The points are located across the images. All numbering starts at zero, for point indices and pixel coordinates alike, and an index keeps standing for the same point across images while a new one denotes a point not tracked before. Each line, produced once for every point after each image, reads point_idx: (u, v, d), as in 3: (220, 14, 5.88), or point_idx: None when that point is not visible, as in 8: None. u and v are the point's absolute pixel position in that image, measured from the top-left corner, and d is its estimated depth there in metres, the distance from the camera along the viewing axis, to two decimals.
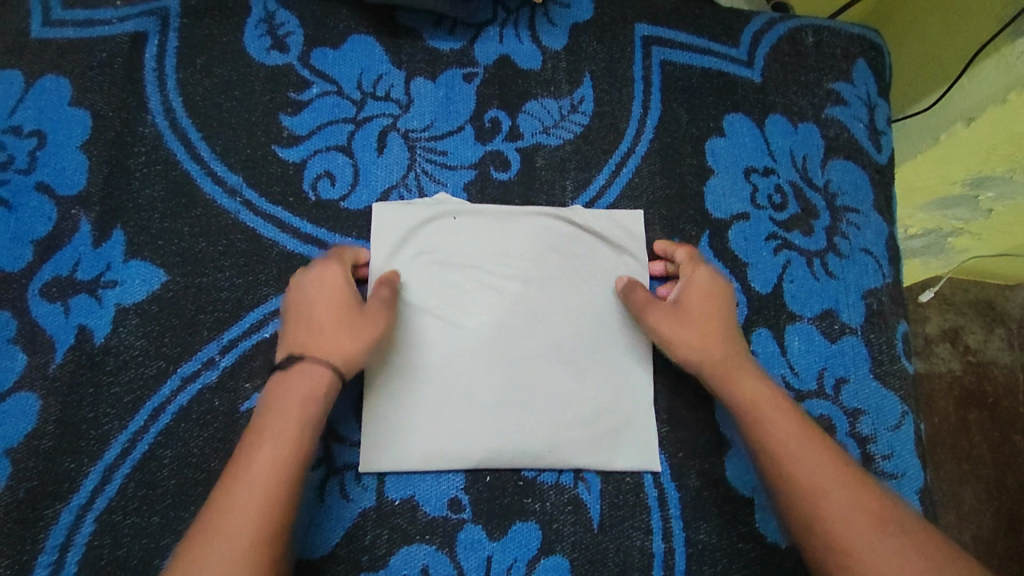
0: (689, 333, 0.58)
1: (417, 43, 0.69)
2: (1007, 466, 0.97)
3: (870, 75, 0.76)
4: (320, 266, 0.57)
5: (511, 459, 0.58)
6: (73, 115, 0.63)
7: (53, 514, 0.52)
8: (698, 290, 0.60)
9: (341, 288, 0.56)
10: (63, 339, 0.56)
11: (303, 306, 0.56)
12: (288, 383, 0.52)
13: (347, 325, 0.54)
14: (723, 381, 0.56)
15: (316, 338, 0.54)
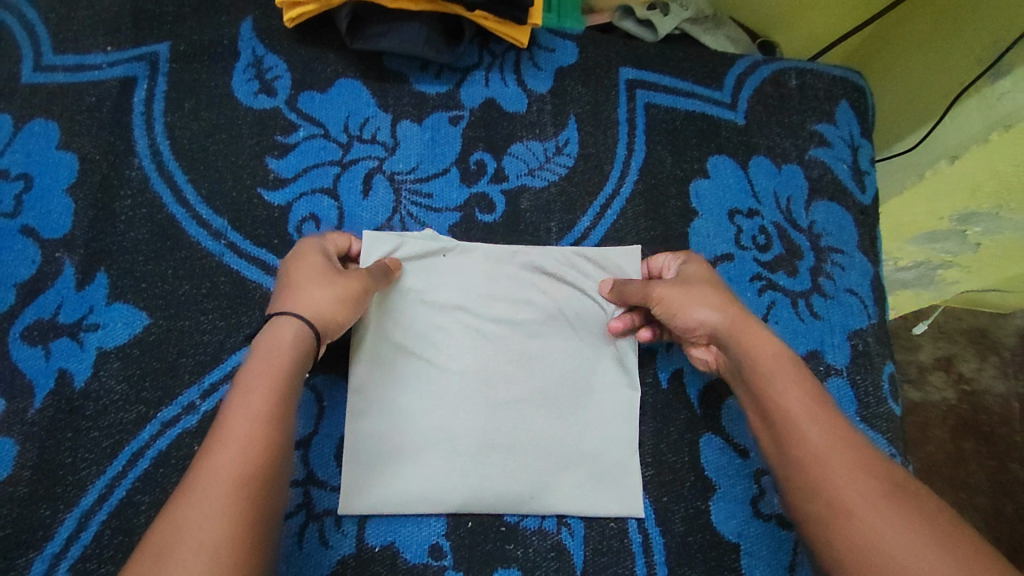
0: (697, 296, 0.57)
1: (404, 86, 0.70)
2: (1005, 496, 0.98)
3: (852, 117, 0.77)
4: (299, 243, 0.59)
5: (493, 504, 0.57)
6: (61, 159, 0.64)
7: (25, 563, 0.51)
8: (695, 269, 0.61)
9: (326, 257, 0.58)
10: (43, 383, 0.56)
11: (286, 274, 0.56)
12: (275, 331, 0.51)
13: (334, 281, 0.55)
14: (736, 339, 0.55)
15: (301, 290, 0.54)
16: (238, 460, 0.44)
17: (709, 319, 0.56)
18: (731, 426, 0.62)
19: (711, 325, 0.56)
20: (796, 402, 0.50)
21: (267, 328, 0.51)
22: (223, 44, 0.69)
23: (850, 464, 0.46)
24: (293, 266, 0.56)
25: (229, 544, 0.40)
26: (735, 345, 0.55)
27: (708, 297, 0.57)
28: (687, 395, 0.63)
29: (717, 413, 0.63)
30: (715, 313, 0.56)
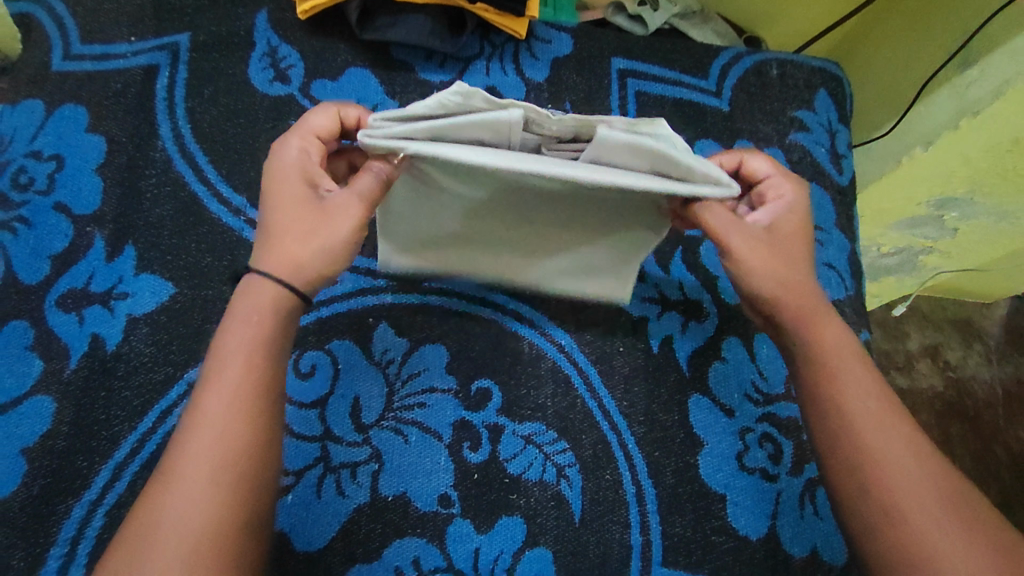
0: (777, 267, 0.56)
1: (410, 75, 0.75)
2: (991, 478, 1.04)
3: (830, 104, 0.82)
4: (280, 153, 0.54)
5: (508, 283, 0.68)
6: (89, 141, 0.68)
7: (65, 509, 0.55)
8: (790, 224, 0.59)
9: (298, 178, 0.53)
10: (77, 346, 0.60)
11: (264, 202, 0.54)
12: (243, 291, 0.51)
13: (302, 220, 0.51)
14: (806, 327, 0.56)
15: (271, 236, 0.51)
16: (217, 448, 0.45)
17: (798, 284, 0.57)
18: (717, 388, 0.68)
19: (796, 288, 0.56)
20: (862, 400, 0.52)
21: (240, 284, 0.51)
22: (240, 35, 0.74)
23: (913, 472, 0.49)
24: (267, 196, 0.53)
25: (209, 537, 0.43)
26: (800, 322, 0.56)
27: (801, 274, 0.57)
28: (676, 359, 0.68)
29: (704, 376, 0.68)
30: (806, 284, 0.57)
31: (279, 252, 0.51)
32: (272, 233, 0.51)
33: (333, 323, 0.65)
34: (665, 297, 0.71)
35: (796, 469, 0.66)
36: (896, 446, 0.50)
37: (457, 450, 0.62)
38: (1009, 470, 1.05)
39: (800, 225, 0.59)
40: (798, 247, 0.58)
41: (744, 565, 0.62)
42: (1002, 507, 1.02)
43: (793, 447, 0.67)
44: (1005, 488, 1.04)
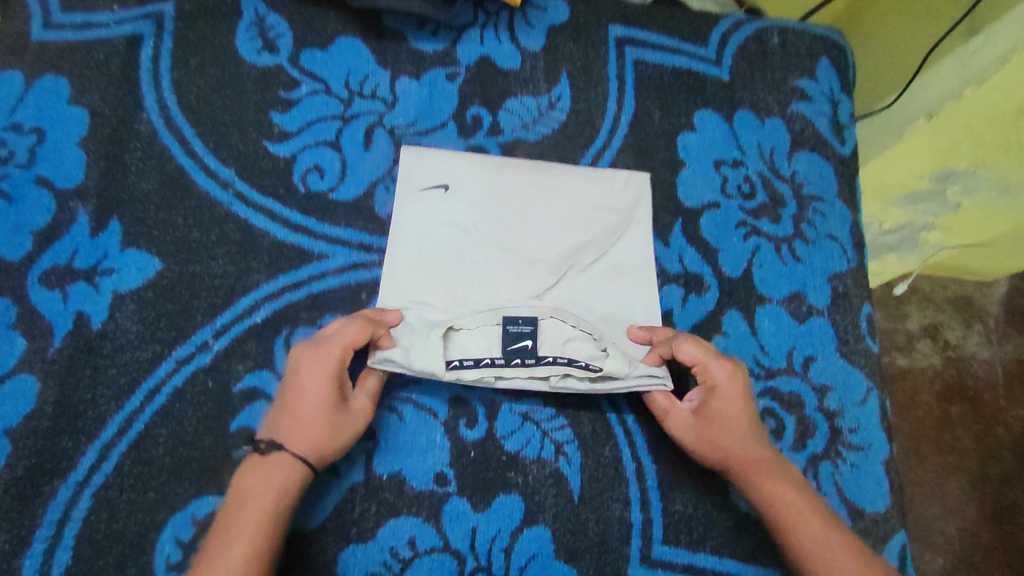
0: (724, 439, 0.58)
1: (402, 44, 0.73)
2: (991, 459, 0.98)
3: (833, 73, 0.80)
4: (316, 356, 0.55)
5: None
6: (71, 113, 0.66)
7: (51, 490, 0.54)
8: (722, 404, 0.59)
9: (334, 381, 0.55)
10: (62, 324, 0.59)
11: (288, 396, 0.55)
12: (269, 468, 0.52)
13: (334, 420, 0.54)
14: (755, 486, 0.57)
15: (301, 428, 0.53)
16: None
17: (732, 454, 0.58)
18: None
19: (733, 455, 0.58)
20: (828, 551, 0.52)
21: (266, 460, 0.53)
22: (226, 3, 0.71)
23: None
24: (295, 393, 0.54)
25: None
26: (745, 478, 0.57)
27: (749, 442, 0.58)
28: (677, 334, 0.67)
29: None
30: (740, 448, 0.58)
31: (310, 445, 0.53)
32: (300, 422, 0.53)
33: (325, 299, 0.63)
34: (665, 271, 0.69)
35: (798, 444, 0.65)
36: None
37: (454, 428, 0.61)
38: (1010, 450, 0.98)
39: (736, 401, 0.59)
40: (735, 411, 0.58)
41: (745, 542, 0.61)
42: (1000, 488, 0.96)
43: (794, 423, 0.66)
44: (1006, 468, 0.98)
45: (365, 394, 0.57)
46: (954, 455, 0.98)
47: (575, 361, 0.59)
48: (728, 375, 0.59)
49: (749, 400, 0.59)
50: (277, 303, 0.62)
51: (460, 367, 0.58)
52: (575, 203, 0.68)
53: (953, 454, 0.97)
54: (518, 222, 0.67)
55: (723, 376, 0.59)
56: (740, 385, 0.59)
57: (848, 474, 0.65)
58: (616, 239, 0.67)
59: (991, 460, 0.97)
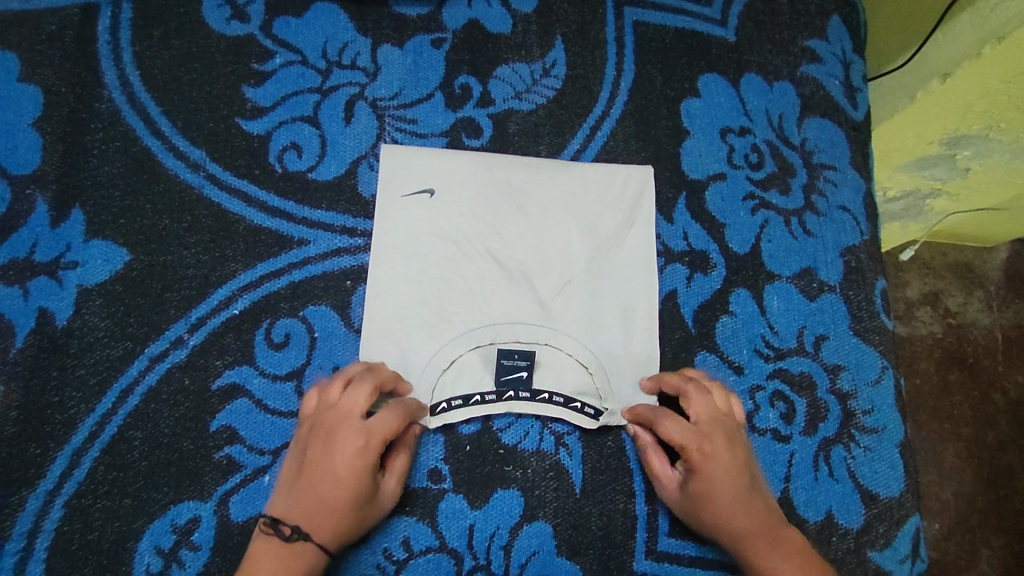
0: (716, 501, 0.53)
1: (383, 9, 0.67)
2: (988, 425, 0.92)
3: (845, 32, 0.74)
4: (353, 440, 0.51)
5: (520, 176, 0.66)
6: (23, 92, 0.61)
7: (19, 501, 0.51)
8: (709, 478, 0.53)
9: (370, 471, 0.51)
10: (23, 323, 0.55)
11: (318, 479, 0.50)
12: (288, 555, 0.48)
13: (364, 509, 0.51)
14: (744, 549, 0.52)
15: (329, 514, 0.49)
16: None
17: (722, 531, 0.53)
18: (726, 344, 0.63)
19: (724, 533, 0.53)
20: None
21: (289, 548, 0.48)
22: None
23: None
24: (327, 474, 0.50)
25: None
26: (740, 553, 0.52)
27: (735, 515, 0.52)
28: (682, 316, 0.63)
29: (711, 332, 0.63)
30: (728, 522, 0.53)
31: (335, 535, 0.49)
32: (331, 508, 0.49)
33: (307, 288, 0.59)
34: (669, 249, 0.64)
35: (810, 429, 0.62)
36: None
37: (448, 422, 0.58)
38: (1009, 416, 0.93)
39: (723, 472, 0.53)
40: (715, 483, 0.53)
41: None
42: (995, 454, 0.91)
43: (805, 406, 0.62)
44: (1003, 435, 0.92)
45: (396, 477, 0.53)
46: (951, 423, 0.92)
47: (570, 402, 0.59)
48: (712, 445, 0.54)
49: (740, 469, 0.54)
50: (256, 293, 0.58)
51: (447, 408, 0.57)
52: (576, 204, 0.64)
53: (950, 421, 0.92)
54: (513, 231, 0.62)
55: (704, 449, 0.54)
56: (722, 455, 0.54)
57: (862, 458, 0.62)
58: (617, 243, 0.63)
59: (988, 426, 0.92)
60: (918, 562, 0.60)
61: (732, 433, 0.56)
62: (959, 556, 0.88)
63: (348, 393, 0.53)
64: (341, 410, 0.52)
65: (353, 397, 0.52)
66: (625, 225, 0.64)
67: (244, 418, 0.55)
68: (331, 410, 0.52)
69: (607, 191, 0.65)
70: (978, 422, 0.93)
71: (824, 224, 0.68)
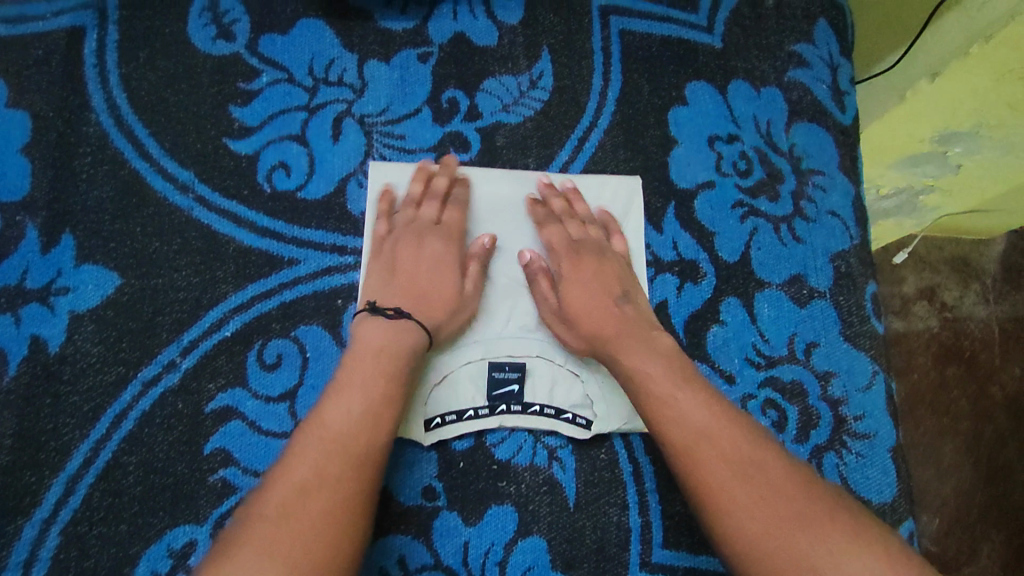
0: (579, 294, 0.58)
1: (369, 24, 0.67)
2: (986, 419, 0.93)
3: (832, 35, 0.74)
4: (439, 241, 0.60)
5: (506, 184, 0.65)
6: (12, 118, 0.61)
7: (15, 529, 0.52)
8: (573, 283, 0.58)
9: (452, 265, 0.59)
10: (16, 350, 0.55)
11: (412, 271, 0.58)
12: (395, 328, 0.54)
13: (456, 297, 0.58)
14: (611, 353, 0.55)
15: (428, 299, 0.56)
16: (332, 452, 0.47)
17: (594, 336, 0.56)
18: (717, 354, 0.63)
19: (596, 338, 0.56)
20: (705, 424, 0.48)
21: (395, 323, 0.54)
22: None
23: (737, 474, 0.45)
24: (418, 268, 0.58)
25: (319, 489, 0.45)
26: (612, 355, 0.55)
27: (637, 362, 0.53)
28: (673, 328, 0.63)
29: (702, 342, 0.63)
30: (599, 330, 0.56)
31: (433, 319, 0.56)
32: (303, 514, 0.43)
33: (298, 307, 0.59)
34: (659, 259, 0.65)
35: (802, 436, 0.62)
36: (708, 452, 0.47)
37: (441, 440, 0.58)
38: (1006, 410, 0.93)
39: (589, 273, 0.59)
40: (666, 399, 0.50)
41: None
42: (994, 448, 0.92)
43: (797, 413, 0.63)
44: (1001, 428, 0.92)
45: (473, 279, 0.59)
46: (950, 417, 0.92)
47: (562, 415, 0.59)
48: (580, 254, 0.60)
49: (608, 274, 0.59)
50: (247, 315, 0.58)
51: (441, 424, 0.57)
52: None
53: (949, 416, 0.92)
54: (500, 245, 0.62)
55: (574, 255, 0.60)
56: (591, 260, 0.60)
57: (854, 464, 0.62)
58: None
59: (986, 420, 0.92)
60: None
61: (592, 245, 0.61)
62: (958, 552, 0.88)
63: (419, 211, 0.61)
64: (420, 222, 0.60)
65: (426, 211, 0.60)
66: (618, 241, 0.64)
67: (237, 440, 0.55)
68: (410, 224, 0.60)
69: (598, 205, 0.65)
70: (976, 416, 0.93)
71: (814, 230, 0.68)
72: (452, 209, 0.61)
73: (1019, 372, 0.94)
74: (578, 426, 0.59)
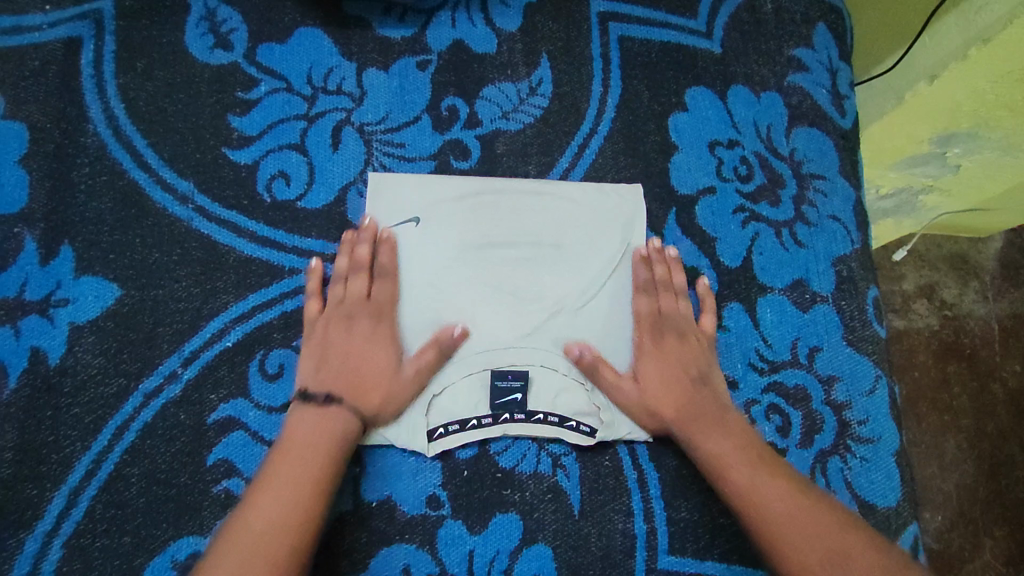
0: (660, 374, 0.58)
1: (367, 33, 0.67)
2: (988, 415, 0.93)
3: (831, 40, 0.74)
4: (372, 320, 0.58)
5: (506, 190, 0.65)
6: (9, 129, 0.61)
7: (17, 543, 0.51)
8: (656, 364, 0.59)
9: (387, 347, 0.57)
10: (16, 363, 0.55)
11: (340, 357, 0.56)
12: (326, 417, 0.53)
13: (389, 382, 0.56)
14: (692, 438, 0.56)
15: (366, 385, 0.55)
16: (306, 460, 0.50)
17: (677, 419, 0.57)
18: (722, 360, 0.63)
19: (680, 421, 0.57)
20: (776, 501, 0.50)
21: (325, 411, 0.53)
22: None
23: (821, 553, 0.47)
24: (351, 350, 0.56)
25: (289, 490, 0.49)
26: (690, 439, 0.56)
27: (716, 441, 0.54)
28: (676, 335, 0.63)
29: None
30: (678, 413, 0.57)
31: (369, 406, 0.55)
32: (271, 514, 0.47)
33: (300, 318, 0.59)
34: None
35: (805, 441, 0.62)
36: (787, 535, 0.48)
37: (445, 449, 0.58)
38: (1008, 406, 0.93)
39: (673, 353, 0.59)
40: (739, 479, 0.52)
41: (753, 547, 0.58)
42: (995, 444, 0.92)
43: (801, 418, 0.62)
44: (1002, 423, 0.92)
45: (415, 361, 0.57)
46: (951, 414, 0.92)
47: (566, 423, 0.58)
48: (666, 333, 0.60)
49: (693, 354, 0.60)
50: (248, 325, 0.58)
51: (444, 434, 0.57)
52: (566, 224, 0.64)
53: (950, 413, 0.92)
54: (503, 253, 0.62)
55: (657, 335, 0.60)
56: (674, 342, 0.60)
57: (859, 468, 0.62)
58: (614, 265, 0.63)
59: (987, 415, 0.92)
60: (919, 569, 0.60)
61: (677, 321, 0.61)
62: (962, 546, 0.88)
63: (348, 286, 0.59)
64: (348, 301, 0.58)
65: (354, 287, 0.58)
66: (621, 245, 0.64)
67: (240, 451, 0.55)
68: (340, 304, 0.58)
69: (599, 205, 0.65)
70: (977, 412, 0.93)
71: (816, 233, 0.67)
72: (382, 282, 0.59)
73: (1020, 368, 0.94)
74: (581, 434, 0.58)
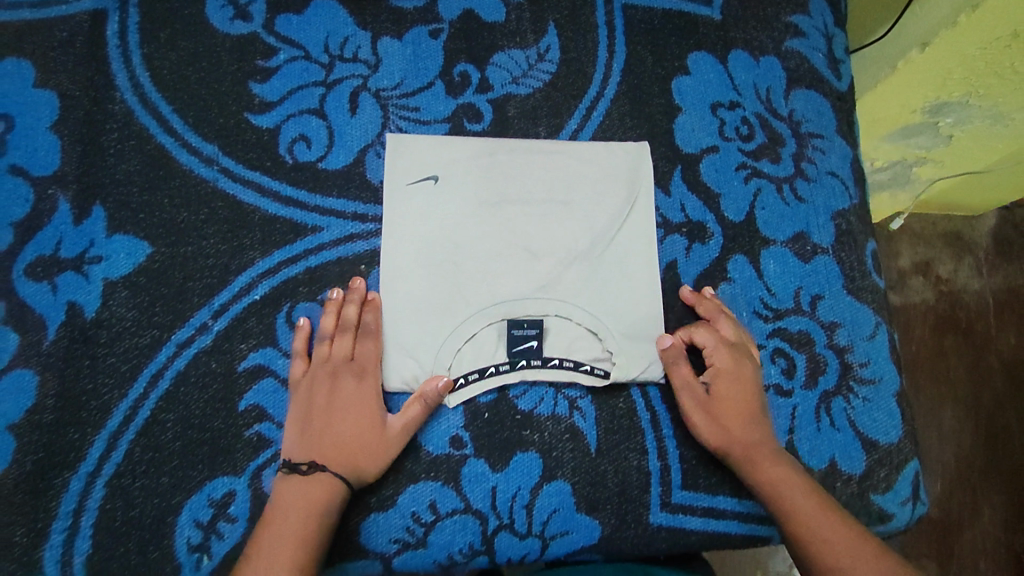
0: (729, 396, 0.60)
1: (381, 4, 0.70)
2: (984, 385, 0.95)
3: (826, 7, 0.77)
4: (355, 380, 0.57)
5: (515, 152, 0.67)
6: (40, 97, 0.63)
7: (62, 482, 0.54)
8: (728, 385, 0.60)
9: (372, 407, 0.57)
10: (54, 316, 0.57)
11: (323, 423, 0.56)
12: (310, 486, 0.53)
13: (371, 441, 0.55)
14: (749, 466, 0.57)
15: (353, 446, 0.55)
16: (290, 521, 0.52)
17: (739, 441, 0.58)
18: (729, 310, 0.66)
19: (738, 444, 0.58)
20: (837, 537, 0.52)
21: (309, 479, 0.53)
22: None
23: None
24: (337, 412, 0.56)
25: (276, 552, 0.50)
26: (750, 468, 0.57)
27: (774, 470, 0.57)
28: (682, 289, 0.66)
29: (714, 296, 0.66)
30: (743, 435, 0.58)
31: (355, 467, 0.54)
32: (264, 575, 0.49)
33: (325, 274, 0.61)
34: (668, 220, 0.67)
35: (810, 383, 0.65)
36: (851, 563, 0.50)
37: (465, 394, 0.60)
38: (1003, 376, 0.96)
39: (738, 381, 0.61)
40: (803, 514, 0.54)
41: None
42: (991, 414, 0.95)
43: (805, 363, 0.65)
44: (997, 394, 0.95)
45: (404, 418, 0.57)
46: (949, 386, 0.95)
47: (581, 367, 0.61)
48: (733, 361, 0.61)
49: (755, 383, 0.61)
50: (275, 279, 0.60)
51: (464, 384, 0.60)
52: (574, 181, 0.66)
53: (948, 385, 0.95)
54: (515, 211, 0.65)
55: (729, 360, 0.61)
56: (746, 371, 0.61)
57: (862, 409, 0.64)
58: (622, 219, 0.66)
59: (983, 386, 0.95)
60: (919, 505, 0.64)
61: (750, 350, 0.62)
62: (961, 512, 0.91)
63: (332, 347, 0.58)
64: (332, 361, 0.58)
65: (339, 346, 0.58)
66: (626, 200, 0.67)
67: (270, 397, 0.58)
68: (325, 363, 0.58)
69: (604, 162, 0.68)
70: (974, 383, 0.95)
71: (815, 188, 0.70)
72: (366, 341, 0.59)
73: (1013, 340, 0.98)
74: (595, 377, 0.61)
